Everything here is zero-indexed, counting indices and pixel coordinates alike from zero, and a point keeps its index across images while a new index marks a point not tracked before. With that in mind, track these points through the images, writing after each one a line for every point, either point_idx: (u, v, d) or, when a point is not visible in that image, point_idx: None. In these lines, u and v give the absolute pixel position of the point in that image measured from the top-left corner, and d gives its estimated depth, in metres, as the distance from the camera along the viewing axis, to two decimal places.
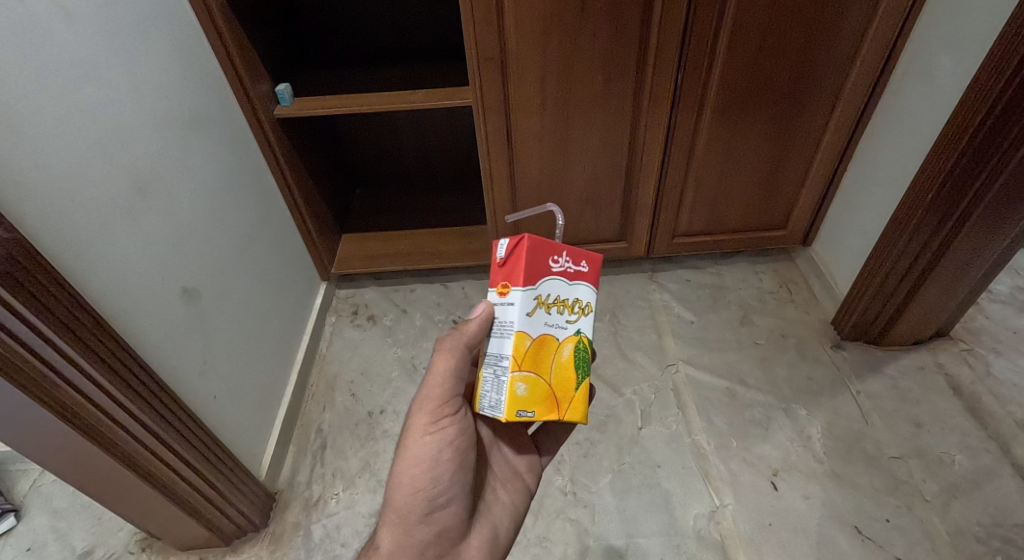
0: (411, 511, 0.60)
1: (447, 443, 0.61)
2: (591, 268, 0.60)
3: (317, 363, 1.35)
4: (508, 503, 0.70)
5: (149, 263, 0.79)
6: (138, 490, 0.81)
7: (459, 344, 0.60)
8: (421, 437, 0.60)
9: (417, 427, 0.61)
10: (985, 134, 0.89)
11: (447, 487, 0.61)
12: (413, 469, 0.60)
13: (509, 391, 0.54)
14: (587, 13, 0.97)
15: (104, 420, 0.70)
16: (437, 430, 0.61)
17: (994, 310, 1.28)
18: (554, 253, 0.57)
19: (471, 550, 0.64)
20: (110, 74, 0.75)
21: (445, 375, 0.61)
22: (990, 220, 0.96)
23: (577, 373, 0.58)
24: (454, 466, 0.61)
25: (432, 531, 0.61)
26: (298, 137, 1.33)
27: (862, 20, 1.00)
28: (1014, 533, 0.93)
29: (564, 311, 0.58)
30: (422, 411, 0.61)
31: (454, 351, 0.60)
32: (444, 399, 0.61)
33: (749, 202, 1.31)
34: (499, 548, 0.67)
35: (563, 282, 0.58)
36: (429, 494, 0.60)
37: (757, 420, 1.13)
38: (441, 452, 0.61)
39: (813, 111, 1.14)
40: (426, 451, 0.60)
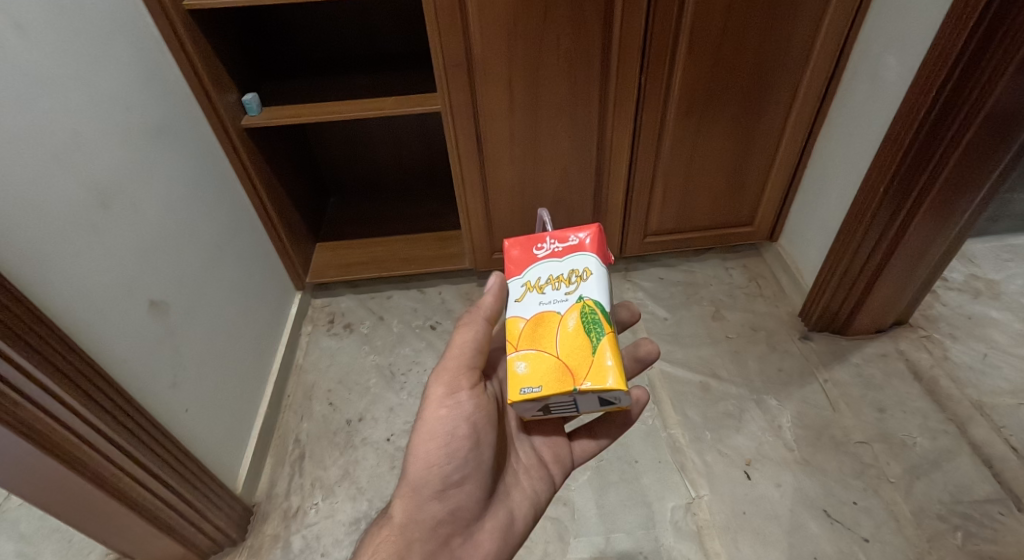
0: (426, 486, 0.61)
1: (462, 417, 0.62)
2: (583, 241, 0.64)
3: (294, 373, 1.34)
4: (528, 490, 0.69)
5: (112, 275, 0.78)
6: (108, 508, 0.79)
7: (479, 317, 0.65)
8: (437, 409, 0.62)
9: (434, 399, 0.63)
10: (927, 130, 0.93)
11: (462, 464, 0.62)
12: (427, 443, 0.61)
13: (510, 371, 0.58)
14: (550, 18, 0.99)
15: (68, 437, 0.68)
16: (454, 403, 0.62)
17: (950, 297, 1.33)
18: (538, 242, 0.66)
19: (484, 534, 0.64)
20: (68, 87, 0.74)
21: (466, 348, 0.64)
22: (939, 209, 1.00)
23: (589, 337, 0.57)
24: (470, 442, 0.62)
25: (446, 509, 0.61)
26: (268, 147, 1.33)
27: (813, 22, 1.05)
28: (972, 509, 0.97)
29: (560, 286, 0.62)
30: (439, 383, 0.64)
31: (474, 325, 0.65)
32: (461, 370, 0.64)
33: (716, 201, 1.34)
34: (512, 538, 0.66)
35: (553, 262, 0.64)
36: (444, 470, 0.61)
37: (730, 412, 1.16)
38: (456, 428, 0.62)
39: (773, 109, 1.18)
40: (442, 425, 0.61)
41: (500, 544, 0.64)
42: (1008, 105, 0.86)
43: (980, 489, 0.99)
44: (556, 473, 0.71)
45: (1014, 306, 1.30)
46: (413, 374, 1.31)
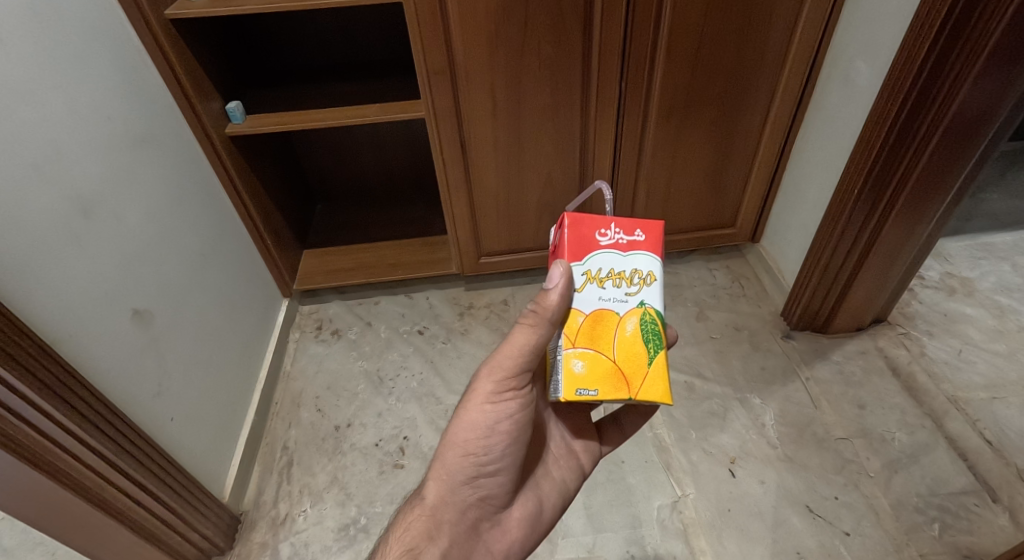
0: (460, 472, 0.61)
1: (506, 416, 0.60)
2: (651, 239, 0.59)
3: (281, 381, 1.33)
4: (558, 481, 0.70)
5: (94, 287, 0.78)
6: (92, 520, 0.78)
7: (543, 320, 0.57)
8: (481, 404, 0.60)
9: (480, 393, 0.60)
10: (898, 133, 0.96)
11: (499, 457, 0.61)
12: (467, 433, 0.60)
13: (566, 368, 0.57)
14: (530, 26, 1.01)
15: (48, 447, 0.68)
16: (499, 402, 0.60)
17: (926, 295, 1.36)
18: (602, 226, 0.59)
19: (512, 521, 0.65)
20: (48, 97, 0.75)
21: (523, 351, 0.58)
22: (911, 210, 1.03)
23: (647, 348, 0.57)
24: (509, 439, 0.61)
25: (476, 495, 0.62)
26: (253, 154, 1.33)
27: (788, 26, 1.07)
28: (949, 501, 0.99)
29: (622, 284, 0.58)
30: (489, 379, 0.60)
31: (537, 328, 0.57)
32: (514, 373, 0.60)
33: (697, 202, 1.36)
34: (540, 525, 0.68)
35: (617, 255, 0.59)
36: (479, 460, 0.61)
37: (714, 411, 1.17)
38: (498, 422, 0.61)
39: (751, 113, 1.20)
40: (484, 419, 0.60)
41: (528, 529, 0.66)
42: (973, 109, 0.88)
43: (956, 482, 1.02)
44: (585, 461, 0.72)
45: (987, 303, 1.33)
46: (400, 379, 1.31)
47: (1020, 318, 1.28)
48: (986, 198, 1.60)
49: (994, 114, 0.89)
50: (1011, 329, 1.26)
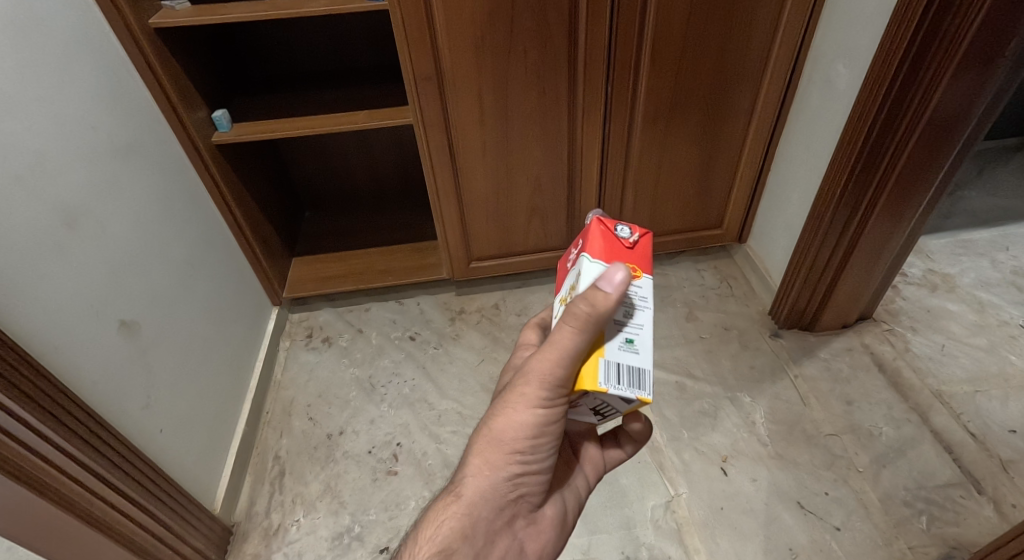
0: (505, 467, 0.53)
1: (555, 419, 0.52)
2: (584, 241, 0.52)
3: (272, 390, 1.32)
4: (575, 484, 0.66)
5: (77, 297, 0.77)
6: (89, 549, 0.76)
7: (593, 320, 0.45)
8: (530, 407, 0.51)
9: (527, 397, 0.51)
10: (878, 133, 0.98)
11: (545, 456, 0.55)
12: (514, 434, 0.52)
13: None
14: (516, 31, 1.01)
15: (46, 468, 0.66)
16: (550, 407, 0.51)
17: (909, 291, 1.39)
18: (566, 258, 0.57)
19: (545, 520, 0.60)
20: (31, 108, 0.74)
21: (569, 355, 0.47)
22: (893, 209, 1.05)
23: None
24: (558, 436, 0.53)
25: (517, 491, 0.55)
26: (241, 162, 1.33)
27: (768, 31, 1.09)
28: (935, 494, 1.01)
29: (568, 297, 0.53)
30: (536, 384, 0.50)
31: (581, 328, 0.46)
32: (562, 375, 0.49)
33: (685, 203, 1.38)
34: (564, 530, 0.63)
35: (567, 275, 0.54)
36: (525, 457, 0.53)
37: (705, 410, 1.18)
38: (548, 425, 0.52)
39: (735, 116, 1.22)
40: (535, 424, 0.51)
41: (557, 530, 0.61)
42: (948, 109, 0.90)
43: (943, 475, 1.03)
44: (591, 472, 0.69)
45: (969, 298, 1.36)
46: (393, 385, 1.31)
47: (1000, 313, 1.31)
48: (965, 196, 1.64)
49: (969, 113, 0.91)
50: (991, 324, 1.29)
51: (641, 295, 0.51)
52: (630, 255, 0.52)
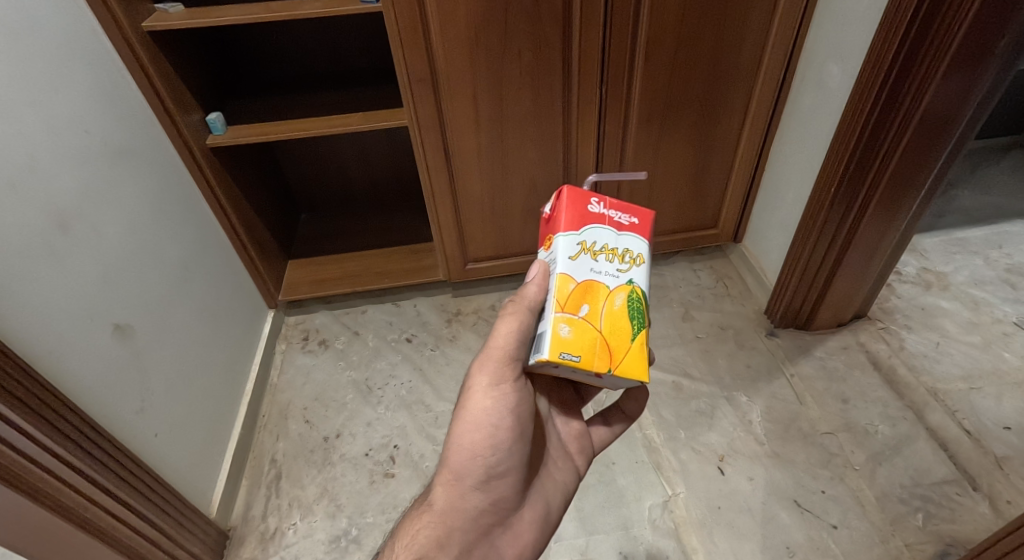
0: (470, 475, 0.58)
1: (508, 410, 0.57)
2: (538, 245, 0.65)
3: (269, 393, 1.32)
4: (560, 480, 0.67)
5: (70, 302, 0.77)
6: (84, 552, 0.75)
7: (522, 306, 0.56)
8: (481, 398, 0.57)
9: (477, 389, 0.58)
10: (870, 132, 0.99)
11: (507, 456, 0.58)
12: (472, 433, 0.57)
13: None
14: (511, 32, 1.02)
15: (42, 476, 0.66)
16: (499, 394, 0.57)
17: (904, 290, 1.40)
18: None
19: (524, 524, 0.62)
20: (23, 111, 0.73)
21: (507, 338, 0.56)
22: (886, 207, 1.06)
23: None
24: (514, 436, 0.58)
25: (488, 499, 0.59)
26: (236, 166, 1.32)
27: (761, 32, 1.10)
28: (931, 491, 1.01)
29: None
30: (482, 373, 0.58)
31: (517, 314, 0.56)
32: (506, 362, 0.57)
33: (680, 204, 1.38)
34: (547, 527, 0.65)
35: None
36: (487, 462, 0.58)
37: (702, 410, 1.19)
38: (501, 419, 0.57)
39: (729, 116, 1.23)
40: (487, 414, 0.57)
41: (539, 531, 0.63)
42: (940, 107, 0.91)
43: (939, 472, 1.04)
44: (581, 462, 0.70)
45: (962, 296, 1.36)
46: (389, 387, 1.30)
47: (994, 310, 1.32)
48: (957, 194, 1.65)
49: (961, 112, 0.92)
50: (986, 321, 1.30)
51: (553, 258, 0.57)
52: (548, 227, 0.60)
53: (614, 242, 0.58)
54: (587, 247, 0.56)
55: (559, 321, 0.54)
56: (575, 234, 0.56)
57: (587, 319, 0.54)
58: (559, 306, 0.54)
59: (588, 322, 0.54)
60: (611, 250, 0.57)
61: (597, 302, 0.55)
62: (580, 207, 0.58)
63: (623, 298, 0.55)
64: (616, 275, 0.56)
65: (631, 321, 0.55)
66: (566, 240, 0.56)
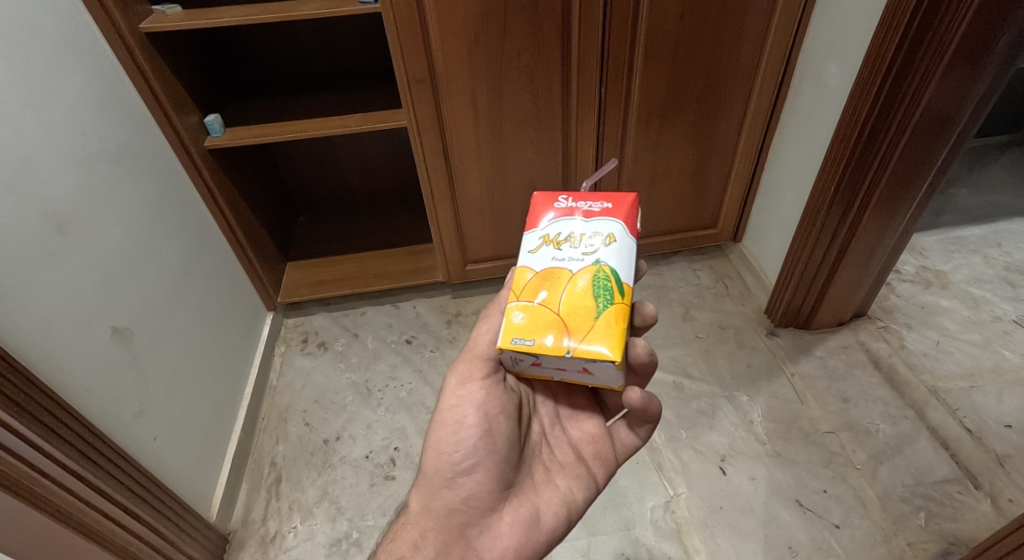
0: (436, 473, 0.60)
1: (471, 406, 0.60)
2: None
3: (268, 395, 1.32)
4: (560, 488, 0.65)
5: (68, 305, 0.76)
6: None
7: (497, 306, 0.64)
8: (449, 398, 0.61)
9: (448, 389, 0.62)
10: (869, 131, 0.99)
11: (472, 452, 0.59)
12: (440, 432, 0.61)
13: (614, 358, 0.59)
14: (510, 32, 1.01)
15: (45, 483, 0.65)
16: (464, 393, 0.61)
17: (904, 289, 1.40)
18: None
19: (503, 527, 0.61)
20: (20, 114, 0.73)
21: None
22: (887, 205, 1.06)
23: None
24: (480, 431, 0.60)
25: (459, 497, 0.60)
26: (234, 167, 1.32)
27: (760, 31, 1.10)
28: (933, 490, 1.01)
29: None
30: (454, 373, 0.63)
31: (493, 314, 0.64)
32: (482, 357, 0.62)
33: (680, 203, 1.38)
34: (539, 534, 0.62)
35: None
36: (452, 458, 0.59)
37: (703, 410, 1.18)
38: (465, 416, 0.60)
39: (728, 116, 1.23)
40: (450, 410, 0.60)
41: (524, 538, 0.61)
42: (940, 106, 0.91)
43: (940, 470, 1.04)
44: (597, 470, 0.67)
45: (962, 295, 1.36)
46: (389, 390, 1.30)
47: (994, 309, 1.32)
48: (956, 193, 1.65)
49: (960, 111, 0.92)
50: (986, 320, 1.30)
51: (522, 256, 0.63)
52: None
53: (581, 229, 0.60)
54: (550, 240, 0.61)
55: (516, 309, 0.57)
56: (538, 230, 0.62)
57: (545, 304, 0.57)
58: (517, 295, 0.58)
59: (546, 307, 0.56)
60: (576, 237, 0.60)
61: (557, 287, 0.57)
62: (546, 208, 0.64)
63: (586, 279, 0.57)
64: (579, 259, 0.58)
65: (594, 301, 0.55)
66: (529, 236, 0.62)
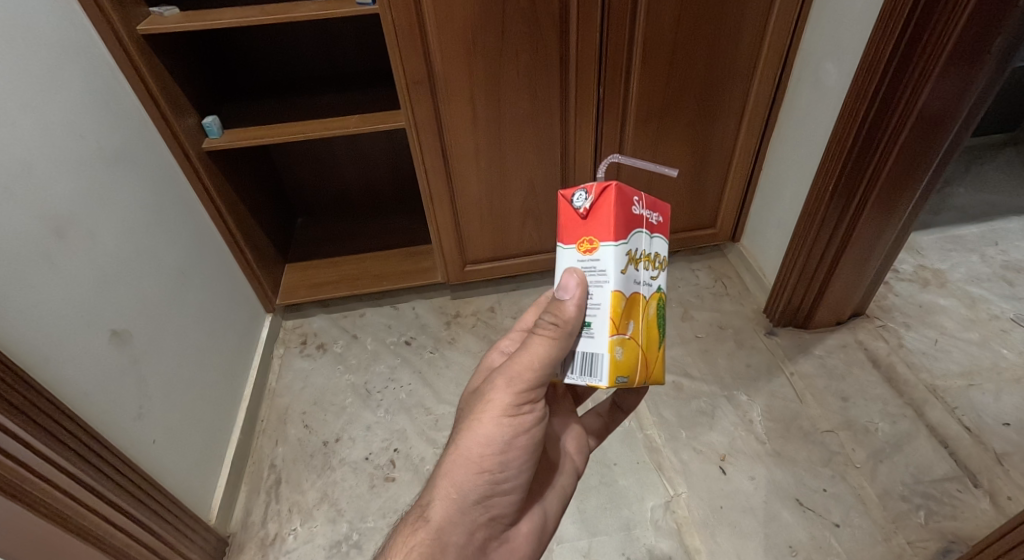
0: (472, 491, 0.55)
1: (523, 430, 0.55)
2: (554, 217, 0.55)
3: (267, 397, 1.31)
4: (557, 485, 0.66)
5: (69, 310, 0.76)
6: None
7: (563, 330, 0.51)
8: (499, 417, 0.54)
9: (497, 406, 0.54)
10: (867, 132, 0.99)
11: (515, 475, 0.56)
12: (482, 448, 0.54)
13: None
14: (508, 34, 1.02)
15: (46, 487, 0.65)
16: (517, 416, 0.54)
17: (902, 288, 1.40)
18: None
19: (520, 537, 0.61)
20: (18, 117, 0.73)
21: (541, 363, 0.52)
22: (884, 205, 1.06)
23: None
24: (526, 454, 0.56)
25: (488, 514, 0.57)
26: (232, 169, 1.32)
27: (757, 32, 1.10)
28: (933, 488, 1.02)
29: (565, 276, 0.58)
30: (508, 390, 0.54)
31: (556, 339, 0.51)
32: (533, 383, 0.54)
33: (678, 204, 1.38)
34: (544, 534, 0.65)
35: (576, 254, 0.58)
36: (494, 478, 0.55)
37: (703, 410, 1.19)
38: (514, 438, 0.55)
39: (725, 117, 1.23)
40: (500, 434, 0.54)
41: (535, 541, 0.63)
42: (935, 107, 0.92)
43: (940, 468, 1.04)
44: (578, 458, 0.70)
45: (959, 293, 1.37)
46: (388, 391, 1.30)
47: (991, 307, 1.32)
48: (953, 192, 1.66)
49: (957, 110, 0.92)
50: (983, 318, 1.30)
51: (599, 269, 0.49)
52: (585, 227, 0.50)
53: (649, 247, 0.52)
54: (633, 257, 0.50)
55: (614, 344, 0.49)
56: (624, 243, 0.49)
57: (635, 335, 0.50)
58: (614, 327, 0.49)
59: (635, 339, 0.50)
60: (648, 256, 0.52)
61: (640, 314, 0.51)
62: (627, 211, 0.50)
63: (655, 306, 0.53)
64: (650, 283, 0.53)
65: (661, 327, 0.53)
66: (618, 250, 0.48)
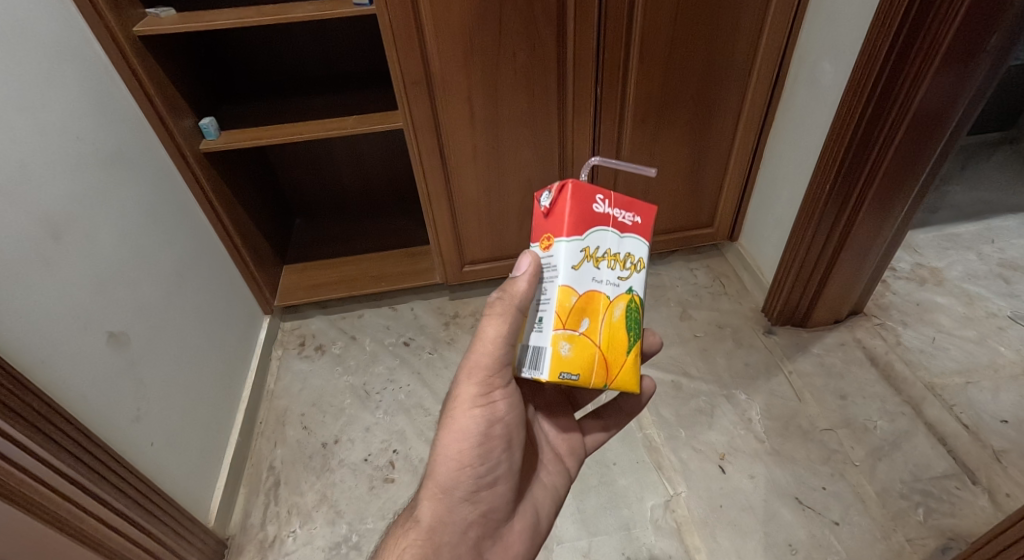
0: (457, 487, 0.56)
1: (496, 418, 0.57)
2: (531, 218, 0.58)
3: (266, 399, 1.31)
4: (549, 486, 0.66)
5: (65, 311, 0.76)
6: None
7: (510, 306, 0.52)
8: (468, 409, 0.56)
9: (464, 399, 0.56)
10: (863, 130, 1.00)
11: (496, 464, 0.57)
12: (459, 442, 0.56)
13: None
14: (506, 34, 1.02)
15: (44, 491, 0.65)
16: (488, 403, 0.56)
17: (899, 286, 1.40)
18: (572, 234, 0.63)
19: (513, 536, 0.61)
20: (14, 118, 0.72)
21: (496, 344, 0.53)
22: (881, 204, 1.06)
23: None
24: (504, 442, 0.58)
25: (475, 516, 0.57)
26: (229, 171, 1.32)
27: (754, 31, 1.11)
28: (931, 486, 1.02)
29: None
30: (470, 382, 0.55)
31: (505, 316, 0.52)
32: (493, 370, 0.55)
33: (676, 203, 1.38)
34: (538, 535, 0.64)
35: None
36: (476, 472, 0.56)
37: (701, 409, 1.19)
38: (490, 427, 0.57)
39: (723, 117, 1.23)
40: (474, 425, 0.56)
41: (529, 541, 0.62)
42: (931, 106, 0.92)
43: (938, 466, 1.04)
44: (570, 462, 0.69)
45: (957, 291, 1.37)
46: (387, 392, 1.29)
47: (988, 305, 1.33)
48: (949, 190, 1.66)
49: (953, 108, 0.93)
50: (980, 315, 1.31)
51: (553, 264, 0.52)
52: (547, 224, 0.53)
53: (616, 245, 0.53)
54: (591, 254, 0.52)
55: (559, 340, 0.50)
56: (580, 239, 0.51)
57: (589, 334, 0.51)
58: (559, 322, 0.50)
59: (588, 337, 0.51)
60: (614, 254, 0.53)
61: (597, 315, 0.52)
62: (585, 207, 0.52)
63: (622, 309, 0.53)
64: (616, 283, 0.53)
65: (628, 332, 0.53)
66: (570, 246, 0.51)
